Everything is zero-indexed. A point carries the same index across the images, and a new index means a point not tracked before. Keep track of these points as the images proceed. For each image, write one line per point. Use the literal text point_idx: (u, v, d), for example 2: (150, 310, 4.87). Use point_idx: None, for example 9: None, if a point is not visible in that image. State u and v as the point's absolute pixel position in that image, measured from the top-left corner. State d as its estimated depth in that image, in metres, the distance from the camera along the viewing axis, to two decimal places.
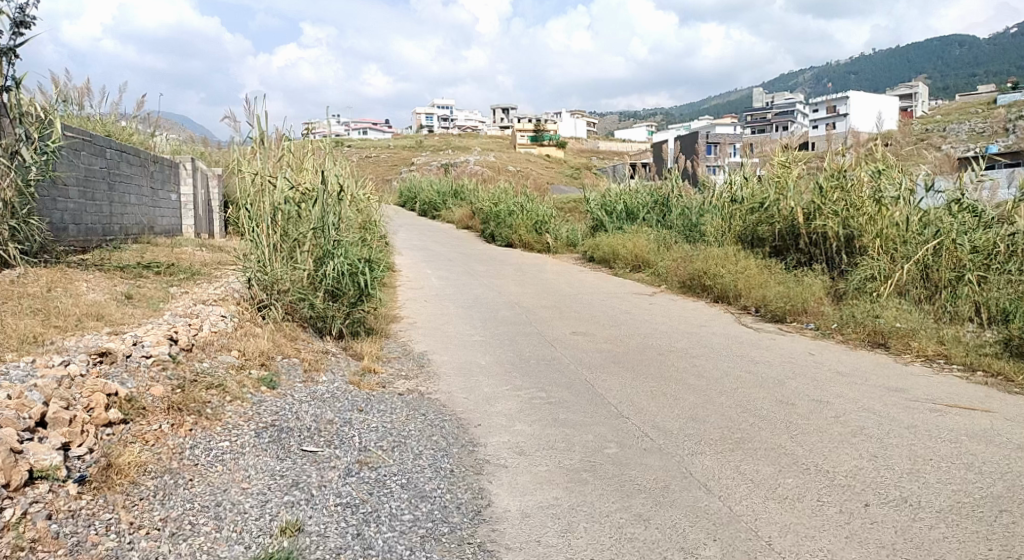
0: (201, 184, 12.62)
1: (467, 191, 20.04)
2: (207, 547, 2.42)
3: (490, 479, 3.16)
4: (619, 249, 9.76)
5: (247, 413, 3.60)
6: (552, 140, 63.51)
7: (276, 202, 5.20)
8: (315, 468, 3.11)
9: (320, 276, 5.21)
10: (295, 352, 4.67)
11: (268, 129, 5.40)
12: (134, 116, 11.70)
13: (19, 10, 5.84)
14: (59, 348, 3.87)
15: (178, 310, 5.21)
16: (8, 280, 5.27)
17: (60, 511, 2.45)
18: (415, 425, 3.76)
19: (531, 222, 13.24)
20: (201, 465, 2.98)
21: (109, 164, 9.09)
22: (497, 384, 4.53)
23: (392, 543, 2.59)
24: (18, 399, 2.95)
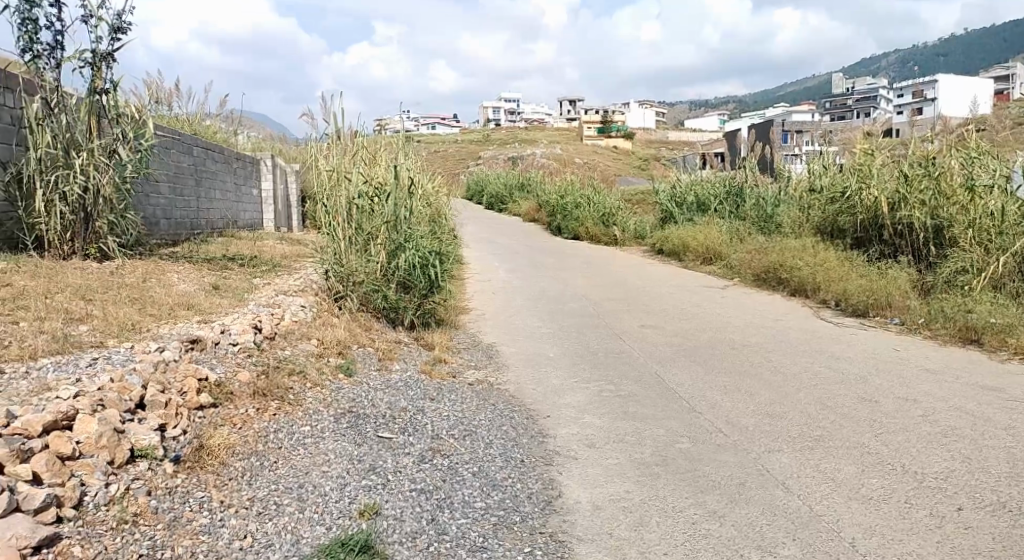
0: (280, 179, 13.10)
1: (533, 183, 20.02)
2: (292, 527, 2.53)
3: (560, 470, 3.17)
4: (690, 241, 9.58)
5: (325, 399, 3.73)
6: (621, 130, 62.64)
7: (351, 197, 5.34)
8: (390, 453, 3.20)
9: (392, 268, 5.31)
10: (369, 342, 4.80)
11: (343, 125, 5.54)
12: (218, 116, 12.21)
13: (116, 17, 6.18)
14: (155, 335, 4.11)
15: (260, 300, 5.43)
16: (106, 272, 5.61)
17: (158, 488, 2.61)
18: (486, 415, 3.81)
19: (598, 214, 13.14)
20: (285, 448, 3.12)
21: (196, 162, 9.55)
22: (566, 376, 4.53)
23: (465, 529, 2.64)
24: (119, 382, 3.14)
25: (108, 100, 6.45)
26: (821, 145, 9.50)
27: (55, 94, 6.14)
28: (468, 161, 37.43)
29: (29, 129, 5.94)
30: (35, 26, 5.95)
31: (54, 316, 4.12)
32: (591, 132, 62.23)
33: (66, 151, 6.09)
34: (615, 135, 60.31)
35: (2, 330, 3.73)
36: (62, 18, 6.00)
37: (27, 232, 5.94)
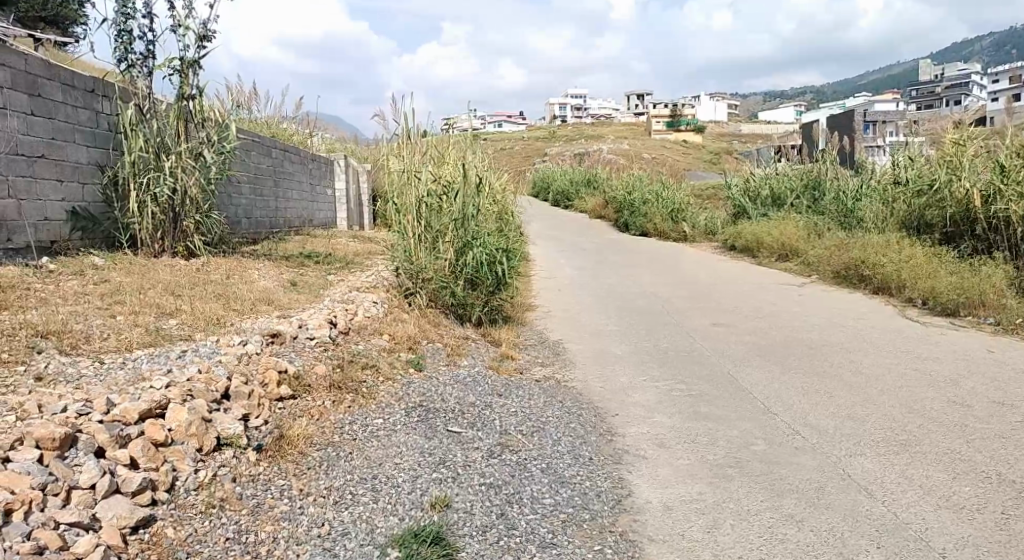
0: (352, 179, 13.47)
1: (600, 178, 19.87)
2: (366, 517, 2.61)
3: (629, 470, 3.14)
4: (764, 236, 9.31)
5: (397, 393, 3.81)
6: (692, 124, 61.34)
7: (420, 195, 5.43)
8: (459, 447, 3.25)
9: (460, 266, 5.38)
10: (438, 337, 4.88)
11: (413, 125, 5.64)
12: (295, 118, 12.64)
13: (202, 25, 6.48)
14: (237, 329, 4.29)
15: (334, 296, 5.60)
16: (193, 269, 5.90)
17: (243, 475, 2.73)
18: (553, 412, 3.82)
19: (667, 210, 12.94)
20: (359, 440, 3.21)
21: (275, 163, 9.93)
22: (635, 374, 4.49)
23: (535, 525, 2.65)
24: (206, 373, 3.30)
25: (194, 105, 6.77)
26: (906, 135, 9.06)
27: (147, 101, 6.49)
28: (534, 157, 37.48)
29: (124, 135, 6.30)
30: (130, 36, 6.30)
31: (146, 310, 4.36)
32: (660, 127, 61.24)
33: (157, 154, 6.44)
34: (685, 128, 59.14)
35: (101, 323, 3.97)
36: (154, 28, 6.34)
37: (122, 232, 6.31)
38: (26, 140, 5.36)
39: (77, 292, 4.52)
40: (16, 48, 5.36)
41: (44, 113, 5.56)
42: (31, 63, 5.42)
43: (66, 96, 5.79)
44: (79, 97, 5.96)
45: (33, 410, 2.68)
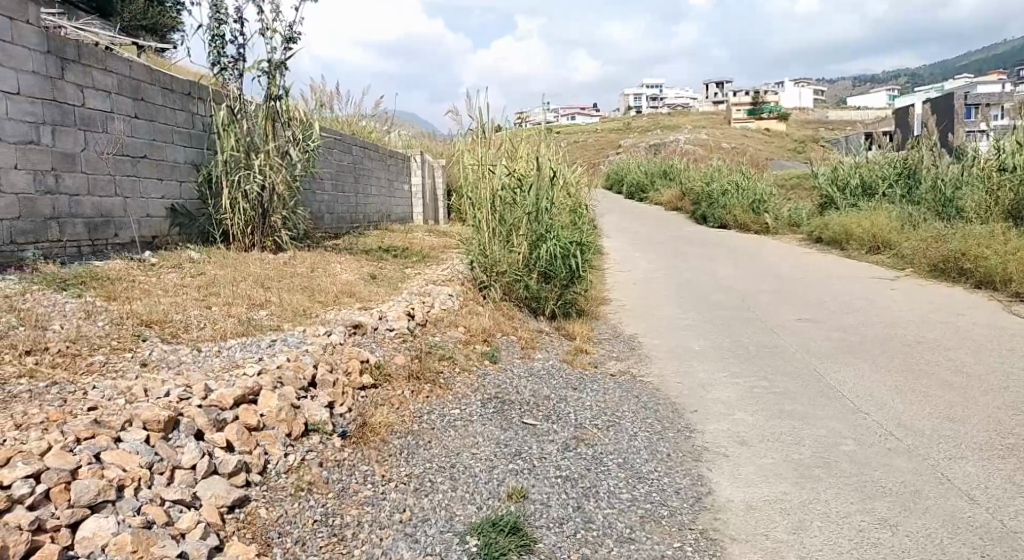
0: (428, 174, 13.70)
1: (678, 170, 19.45)
2: (446, 504, 2.66)
3: (710, 467, 3.08)
4: (852, 228, 8.90)
5: (473, 385, 3.86)
6: (774, 111, 59.19)
7: (495, 188, 5.47)
8: (535, 439, 3.27)
9: (534, 259, 5.39)
10: (512, 330, 4.91)
11: (488, 120, 5.67)
12: (375, 116, 12.93)
13: (288, 28, 6.73)
14: (322, 320, 4.45)
15: (413, 289, 5.72)
16: (280, 262, 6.15)
17: (330, 460, 2.83)
18: (629, 406, 3.78)
19: (748, 201, 12.56)
20: (438, 429, 3.27)
21: (355, 159, 10.21)
22: (714, 369, 4.39)
23: (612, 519, 2.64)
24: (294, 361, 3.45)
25: (281, 106, 6.95)
26: (1014, 119, 8.46)
27: (238, 102, 6.74)
28: (609, 150, 37.06)
29: (217, 135, 6.62)
30: (222, 41, 6.61)
31: (239, 301, 4.58)
32: (740, 115, 59.42)
33: (247, 154, 6.72)
34: (766, 117, 57.15)
35: (199, 313, 4.21)
36: (244, 32, 6.62)
37: (216, 228, 6.65)
38: (130, 141, 5.72)
39: (177, 285, 4.79)
40: (122, 55, 5.72)
41: (146, 116, 5.93)
42: (135, 69, 5.77)
43: (165, 99, 6.15)
44: (176, 100, 6.32)
45: (140, 394, 2.86)
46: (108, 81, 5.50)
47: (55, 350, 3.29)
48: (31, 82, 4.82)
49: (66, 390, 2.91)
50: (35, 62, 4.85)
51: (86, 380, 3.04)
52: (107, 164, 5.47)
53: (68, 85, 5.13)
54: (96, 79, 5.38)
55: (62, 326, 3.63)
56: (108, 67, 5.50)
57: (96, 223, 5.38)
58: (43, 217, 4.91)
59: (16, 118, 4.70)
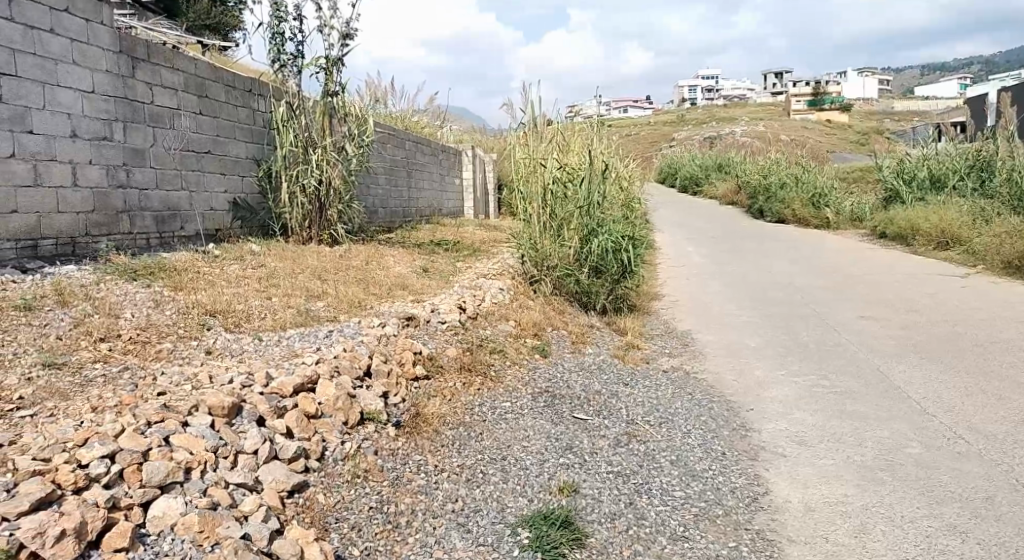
0: (479, 168, 13.78)
1: (733, 163, 19.06)
2: (497, 496, 2.68)
3: (767, 467, 3.02)
4: (919, 223, 8.56)
5: (524, 378, 3.87)
6: (835, 102, 57.38)
7: (547, 182, 5.45)
8: (586, 434, 3.26)
9: (585, 253, 5.36)
10: (563, 324, 4.90)
11: (540, 113, 5.66)
12: (427, 111, 13.04)
13: (345, 25, 6.85)
14: (376, 312, 4.54)
15: (464, 282, 5.76)
16: (336, 255, 6.28)
17: (384, 449, 2.88)
18: (682, 403, 3.73)
19: (807, 195, 12.20)
20: (489, 421, 3.30)
21: (408, 154, 10.33)
22: (771, 368, 4.30)
23: (665, 516, 2.62)
24: (350, 352, 3.52)
25: (338, 101, 7.05)
26: None
27: (297, 99, 6.87)
28: (662, 142, 36.52)
29: (277, 131, 6.78)
30: (282, 38, 6.77)
31: (297, 293, 4.70)
32: (799, 107, 57.76)
33: (305, 149, 6.85)
34: (827, 108, 55.43)
35: (259, 303, 4.34)
36: (303, 30, 6.77)
37: (275, 221, 6.84)
38: (195, 137, 5.93)
39: (239, 276, 4.95)
40: (188, 54, 5.92)
41: (210, 113, 6.13)
42: (200, 67, 5.97)
43: (228, 96, 6.35)
44: (238, 97, 6.52)
45: (205, 381, 2.97)
46: (176, 79, 5.70)
47: (127, 337, 3.44)
48: (105, 80, 5.04)
49: (137, 375, 3.04)
50: (108, 62, 5.06)
51: (155, 366, 3.17)
52: (174, 160, 5.69)
53: (139, 83, 5.34)
54: (164, 78, 5.59)
55: (134, 314, 3.79)
56: (176, 65, 5.70)
57: (164, 216, 5.61)
58: (115, 211, 5.13)
59: (91, 115, 4.91)
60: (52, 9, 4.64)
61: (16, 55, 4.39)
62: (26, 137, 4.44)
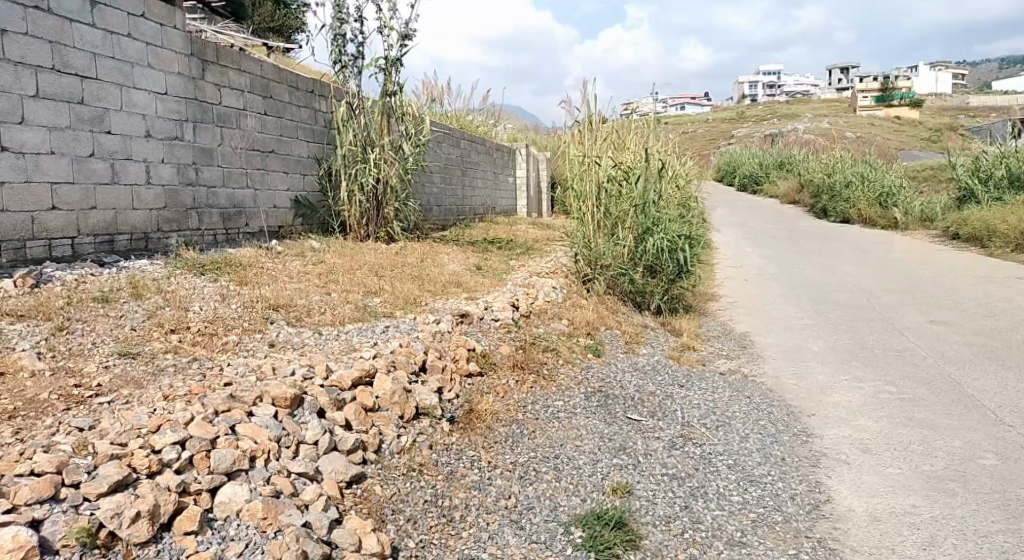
0: (533, 167, 13.79)
1: (795, 161, 18.54)
2: (550, 494, 2.69)
3: (829, 474, 2.93)
4: (996, 224, 8.16)
5: (577, 377, 3.86)
6: (904, 97, 55.17)
7: (601, 180, 5.41)
8: (640, 436, 3.23)
9: (640, 252, 5.30)
10: (616, 324, 4.86)
11: (596, 111, 5.62)
12: (483, 110, 13.09)
13: (404, 25, 6.95)
14: (431, 308, 4.59)
15: (517, 281, 5.78)
16: (392, 252, 6.38)
17: (438, 443, 2.92)
18: (740, 407, 3.65)
19: (874, 194, 11.78)
20: (542, 420, 3.30)
21: (463, 153, 10.42)
22: (834, 372, 4.17)
23: (722, 521, 2.57)
24: (406, 347, 3.57)
25: (396, 101, 7.13)
26: None
27: (357, 99, 6.99)
28: (721, 140, 35.79)
29: (336, 130, 6.93)
30: (343, 40, 6.91)
31: (355, 289, 4.80)
32: (866, 103, 55.72)
33: (363, 148, 6.95)
34: (895, 104, 53.37)
35: (319, 298, 4.44)
36: (363, 31, 6.91)
37: (334, 218, 6.99)
38: (260, 137, 6.12)
39: (300, 272, 5.08)
40: (254, 56, 6.10)
41: (275, 113, 6.31)
42: (265, 69, 6.15)
43: (291, 97, 6.53)
44: (301, 98, 6.70)
45: (269, 372, 3.07)
46: (243, 81, 5.89)
47: (195, 329, 3.58)
48: (177, 82, 5.24)
49: (205, 366, 3.16)
50: (180, 64, 5.26)
51: (222, 357, 3.29)
52: (240, 158, 5.89)
53: (208, 85, 5.54)
54: (232, 79, 5.78)
55: (202, 307, 3.94)
56: (242, 67, 5.88)
57: (230, 213, 5.81)
58: (185, 207, 5.34)
59: (163, 116, 5.12)
60: (130, 14, 4.85)
61: (97, 59, 4.61)
62: (104, 137, 4.66)
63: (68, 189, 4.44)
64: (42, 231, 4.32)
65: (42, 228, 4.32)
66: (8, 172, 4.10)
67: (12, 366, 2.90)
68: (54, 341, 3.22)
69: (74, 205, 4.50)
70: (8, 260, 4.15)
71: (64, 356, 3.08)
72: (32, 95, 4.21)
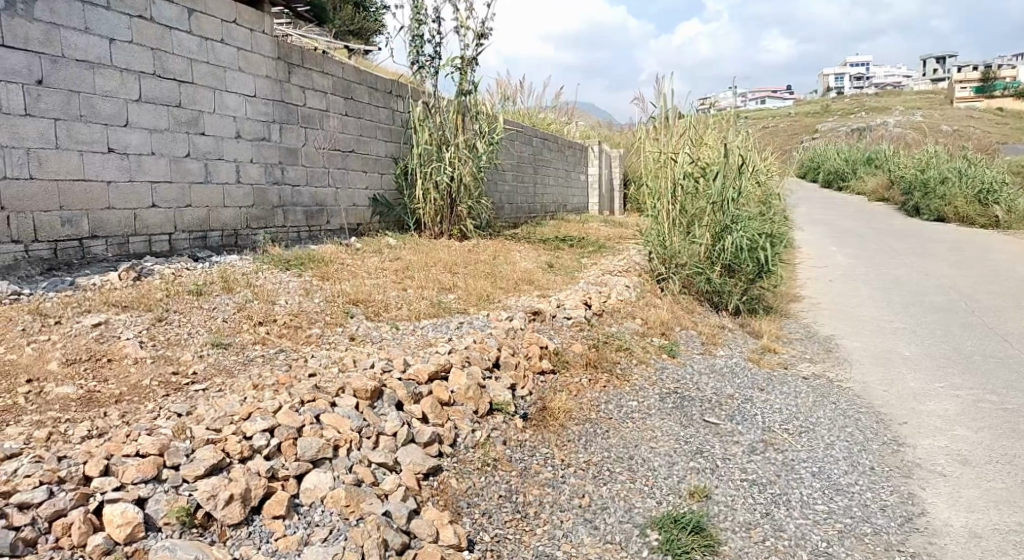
0: (605, 165, 13.70)
1: (884, 156, 17.68)
2: (625, 495, 2.66)
3: (923, 486, 2.79)
4: None
5: (651, 377, 3.82)
6: (1005, 88, 51.74)
7: (677, 177, 5.29)
8: (718, 439, 3.16)
9: (718, 251, 5.18)
10: (692, 324, 4.77)
11: (673, 107, 5.50)
12: (555, 108, 13.06)
13: (481, 24, 7.01)
14: (504, 306, 4.63)
15: (590, 279, 5.74)
16: (466, 249, 6.46)
17: (512, 439, 2.94)
18: (825, 413, 3.52)
19: (973, 191, 11.09)
20: (616, 419, 3.27)
21: (535, 151, 10.44)
22: (928, 380, 3.95)
23: (806, 530, 2.49)
24: (480, 343, 3.62)
25: (471, 100, 7.12)
26: None
27: (433, 98, 7.07)
28: (803, 135, 34.48)
29: (413, 129, 7.06)
30: (421, 41, 7.04)
31: (430, 285, 4.88)
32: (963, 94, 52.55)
33: (438, 147, 7.02)
34: (996, 94, 49.97)
35: (396, 294, 4.54)
36: (441, 31, 7.01)
37: (410, 216, 7.13)
38: (341, 137, 6.31)
39: (377, 268, 5.21)
40: (337, 58, 6.30)
41: (355, 114, 6.49)
42: (347, 71, 6.33)
43: (371, 98, 6.70)
44: (380, 99, 6.86)
45: (350, 364, 3.17)
46: (326, 82, 6.09)
47: (281, 322, 3.72)
48: (265, 85, 5.47)
49: (291, 357, 3.29)
50: (268, 68, 5.49)
51: (306, 349, 3.42)
52: (323, 158, 6.09)
53: (293, 87, 5.75)
54: (315, 81, 5.98)
55: (287, 301, 4.10)
56: (325, 69, 6.07)
57: (313, 211, 6.02)
58: (271, 205, 5.57)
59: (253, 118, 5.35)
60: (223, 21, 5.09)
61: (193, 64, 4.86)
62: (199, 138, 4.91)
63: (166, 188, 4.69)
64: (143, 227, 4.59)
65: (143, 225, 4.58)
66: (114, 172, 4.36)
67: (117, 354, 3.09)
68: (154, 331, 3.41)
69: (171, 203, 4.75)
70: (113, 255, 4.42)
71: (163, 345, 3.26)
72: (136, 99, 4.47)
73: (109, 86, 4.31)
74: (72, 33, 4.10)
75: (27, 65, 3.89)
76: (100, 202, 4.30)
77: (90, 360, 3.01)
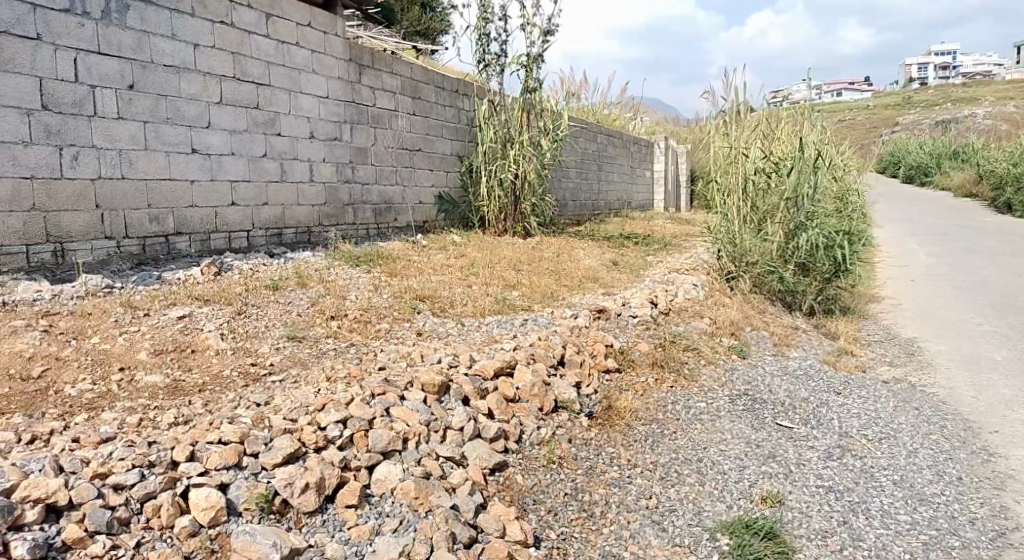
0: (671, 161, 13.47)
1: (972, 149, 16.72)
2: (694, 498, 2.61)
3: (1017, 499, 2.63)
4: None
5: (720, 378, 3.73)
6: None
7: (747, 173, 5.15)
8: (792, 444, 3.06)
9: (791, 249, 5.01)
10: (763, 324, 4.64)
11: (745, 101, 5.35)
12: (620, 103, 12.90)
13: (547, 21, 6.99)
14: (568, 303, 4.61)
15: (656, 277, 5.65)
16: (530, 247, 6.46)
17: (577, 437, 2.93)
18: (907, 419, 3.36)
19: None
20: (683, 420, 3.21)
21: (599, 147, 10.36)
22: (1021, 387, 3.72)
23: (887, 541, 2.39)
24: (545, 340, 3.61)
25: (536, 97, 7.11)
26: None
27: (498, 96, 7.09)
28: (882, 129, 32.98)
29: (479, 127, 7.10)
30: (487, 39, 7.08)
31: (494, 282, 4.91)
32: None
33: (503, 145, 7.03)
34: None
35: (461, 291, 4.59)
36: (507, 29, 7.03)
37: (474, 214, 7.19)
38: (409, 136, 6.41)
39: (443, 265, 5.27)
40: (405, 58, 6.40)
41: (422, 113, 6.59)
42: (415, 71, 6.43)
43: (438, 97, 6.79)
44: (446, 98, 6.94)
45: (418, 360, 3.22)
46: (395, 83, 6.21)
47: (352, 316, 3.82)
48: (337, 86, 5.62)
49: (361, 351, 3.37)
50: (340, 69, 5.63)
51: (375, 344, 3.49)
52: (391, 157, 6.21)
53: (364, 88, 5.88)
54: (385, 81, 6.10)
55: (357, 296, 4.20)
56: (394, 70, 6.19)
57: (381, 209, 6.14)
58: (342, 203, 5.72)
59: (325, 118, 5.50)
60: (298, 24, 5.25)
61: (269, 67, 5.03)
62: (275, 138, 5.09)
63: (245, 186, 4.88)
64: (223, 224, 4.78)
65: (223, 222, 4.78)
66: (197, 172, 4.56)
67: (200, 345, 3.23)
68: (234, 323, 3.55)
69: (248, 201, 4.94)
70: (196, 250, 4.62)
71: (242, 337, 3.40)
72: (217, 101, 4.66)
73: (193, 90, 4.51)
74: (160, 39, 4.30)
75: (120, 71, 4.09)
76: (184, 200, 4.51)
77: (176, 351, 3.16)
